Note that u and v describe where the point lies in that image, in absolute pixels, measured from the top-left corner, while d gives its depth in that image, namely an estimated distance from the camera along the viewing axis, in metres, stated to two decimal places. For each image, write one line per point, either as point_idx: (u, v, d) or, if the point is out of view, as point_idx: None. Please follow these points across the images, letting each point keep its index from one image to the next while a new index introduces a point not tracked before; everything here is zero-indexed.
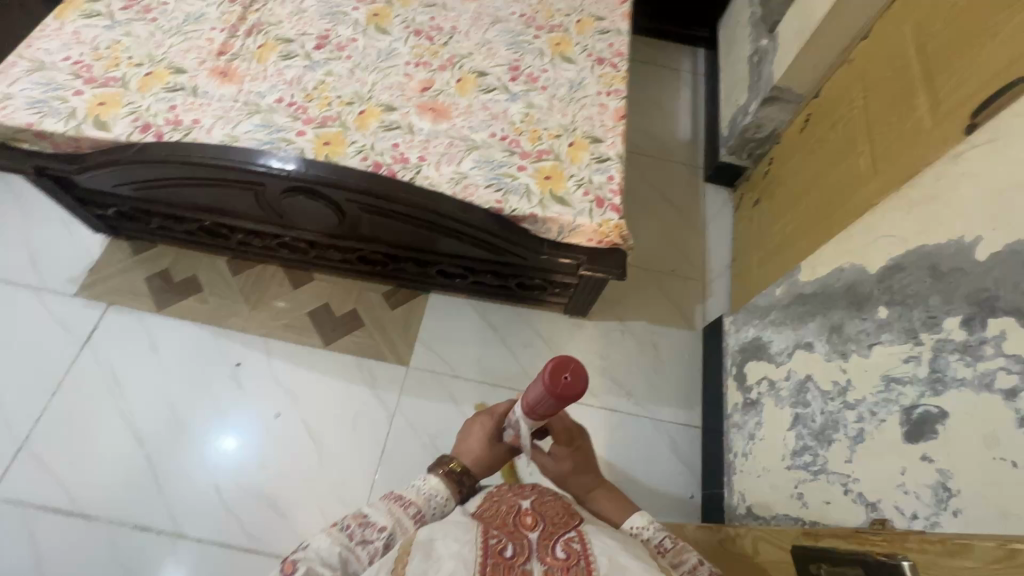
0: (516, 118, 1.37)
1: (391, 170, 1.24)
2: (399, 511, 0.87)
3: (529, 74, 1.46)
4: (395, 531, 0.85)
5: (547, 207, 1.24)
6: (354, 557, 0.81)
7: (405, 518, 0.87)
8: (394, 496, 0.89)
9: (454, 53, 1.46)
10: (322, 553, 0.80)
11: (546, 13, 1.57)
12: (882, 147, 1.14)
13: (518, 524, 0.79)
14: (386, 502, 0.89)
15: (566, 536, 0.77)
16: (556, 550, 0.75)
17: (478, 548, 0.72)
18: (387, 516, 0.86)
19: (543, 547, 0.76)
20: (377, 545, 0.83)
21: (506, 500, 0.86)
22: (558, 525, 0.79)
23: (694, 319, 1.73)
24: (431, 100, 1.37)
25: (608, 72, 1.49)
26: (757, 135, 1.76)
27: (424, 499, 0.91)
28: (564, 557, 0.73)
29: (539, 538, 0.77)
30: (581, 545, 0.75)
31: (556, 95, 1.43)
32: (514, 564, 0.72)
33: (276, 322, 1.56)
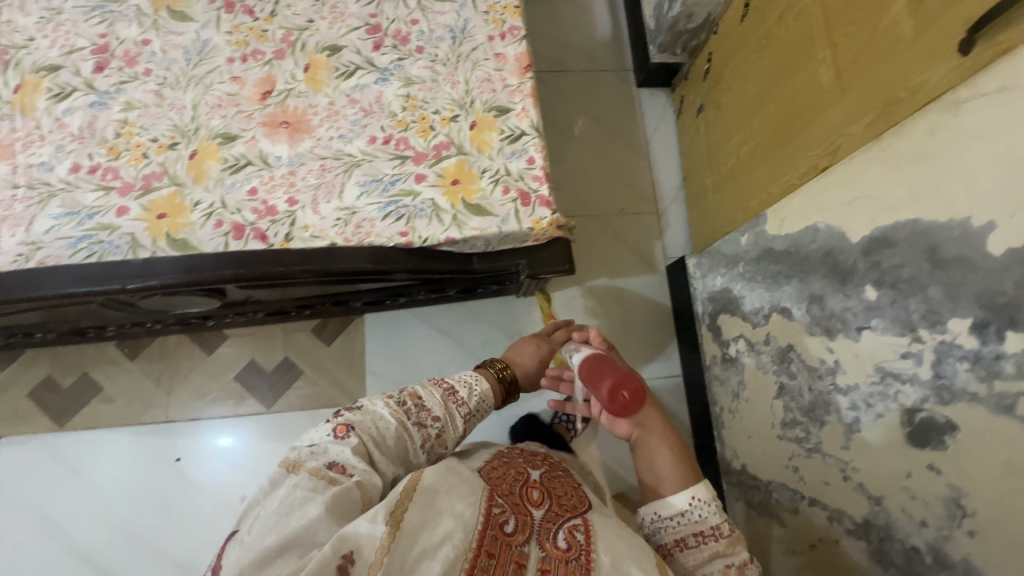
0: (394, 106, 1.06)
1: (257, 229, 0.96)
2: (453, 407, 0.83)
3: (395, 33, 1.11)
4: (446, 426, 0.81)
5: (464, 224, 1.00)
6: (405, 437, 0.78)
7: (457, 415, 0.83)
8: (450, 389, 0.84)
9: (288, 27, 1.09)
10: (378, 418, 0.78)
11: None
12: (848, 57, 0.91)
13: (520, 498, 0.74)
14: (438, 391, 0.84)
15: (569, 523, 0.71)
16: (558, 536, 0.69)
17: (481, 516, 0.66)
18: (442, 406, 0.82)
19: (545, 530, 0.70)
20: (428, 434, 0.80)
21: (513, 472, 0.79)
22: (565, 509, 0.74)
23: (656, 260, 1.59)
24: (279, 108, 1.04)
25: (495, 3, 1.14)
26: (690, 25, 1.45)
27: (477, 402, 0.86)
28: (565, 548, 0.67)
29: (542, 519, 0.71)
30: (585, 536, 0.68)
31: (438, 56, 1.10)
32: (512, 542, 0.66)
33: (203, 399, 1.37)
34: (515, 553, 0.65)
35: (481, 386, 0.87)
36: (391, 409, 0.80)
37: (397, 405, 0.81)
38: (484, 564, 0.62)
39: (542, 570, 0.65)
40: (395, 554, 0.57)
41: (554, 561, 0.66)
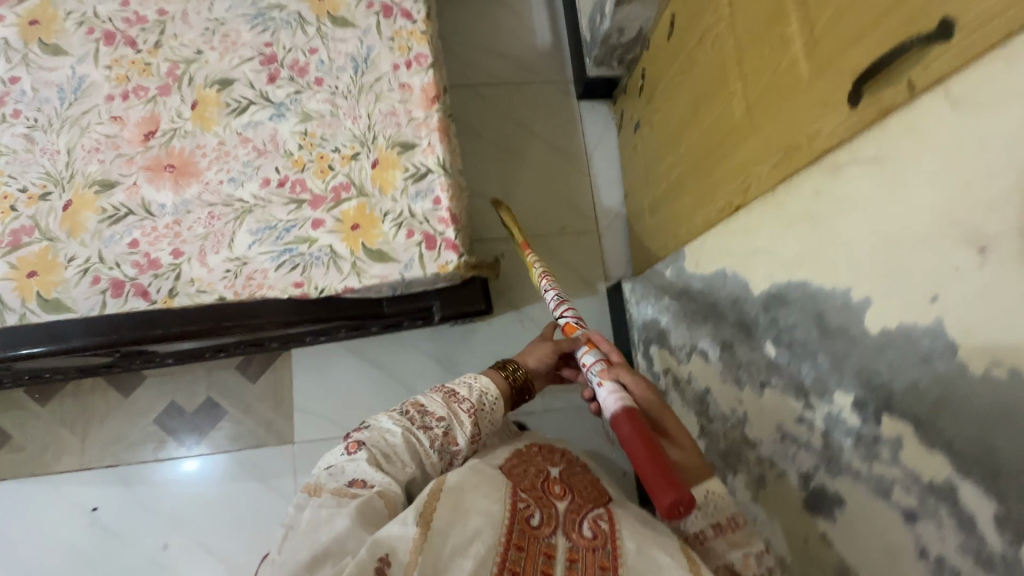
0: (291, 144, 1.00)
1: (137, 285, 0.90)
2: (455, 406, 0.80)
3: (292, 63, 1.04)
4: (452, 424, 0.78)
5: (364, 272, 0.95)
6: (414, 443, 0.76)
7: (462, 414, 0.79)
8: (450, 389, 0.82)
9: (174, 59, 1.01)
10: (386, 432, 0.77)
11: None
12: (757, 93, 0.86)
13: (542, 490, 0.73)
14: (440, 394, 0.82)
15: (592, 512, 0.72)
16: (583, 526, 0.69)
17: (505, 512, 0.67)
18: (444, 406, 0.79)
19: (569, 521, 0.70)
20: (436, 435, 0.77)
21: (535, 463, 0.78)
22: (588, 499, 0.74)
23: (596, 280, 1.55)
24: (163, 150, 0.97)
25: (402, 28, 1.08)
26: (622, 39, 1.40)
27: (480, 397, 0.82)
28: (591, 536, 0.68)
29: (566, 509, 0.72)
30: (608, 524, 0.69)
31: (339, 88, 1.03)
32: (539, 535, 0.67)
33: (121, 445, 1.32)
34: (543, 545, 0.66)
35: (479, 386, 0.82)
36: (393, 420, 0.78)
37: (401, 416, 0.79)
38: (514, 556, 0.63)
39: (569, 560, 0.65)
40: (428, 553, 0.59)
41: (581, 550, 0.66)
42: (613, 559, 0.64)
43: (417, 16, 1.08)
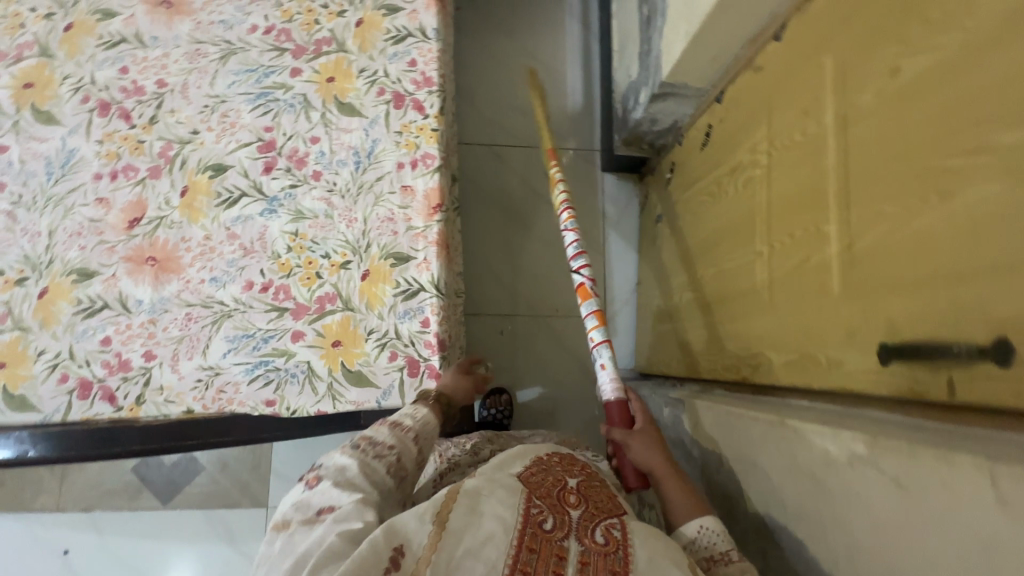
0: (279, 244, 0.94)
1: (105, 388, 0.87)
2: (403, 433, 0.75)
3: (290, 152, 0.98)
4: (403, 451, 0.73)
5: (340, 396, 0.90)
6: (372, 470, 0.68)
7: (411, 441, 0.75)
8: (395, 419, 0.77)
9: (168, 138, 0.96)
10: (343, 468, 0.67)
11: (307, 23, 1.02)
12: (781, 272, 0.78)
13: (558, 496, 0.62)
14: (387, 426, 0.76)
15: (608, 521, 0.60)
16: (596, 531, 0.58)
17: (518, 516, 0.57)
18: (393, 435, 0.74)
19: (583, 527, 0.59)
20: (390, 461, 0.71)
21: (553, 472, 0.66)
22: (604, 509, 0.62)
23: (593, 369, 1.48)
24: (147, 240, 0.92)
25: (412, 121, 1.00)
26: (654, 128, 1.30)
27: (425, 427, 0.80)
28: (603, 543, 0.57)
29: (580, 517, 0.60)
30: (624, 534, 0.59)
31: (337, 185, 0.97)
32: (552, 538, 0.56)
33: (97, 490, 1.32)
34: (556, 548, 0.55)
35: (422, 411, 0.80)
36: (346, 454, 0.69)
37: (354, 449, 0.70)
38: (524, 560, 0.54)
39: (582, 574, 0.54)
40: (442, 553, 0.53)
41: (593, 556, 0.56)
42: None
43: (429, 110, 1.01)
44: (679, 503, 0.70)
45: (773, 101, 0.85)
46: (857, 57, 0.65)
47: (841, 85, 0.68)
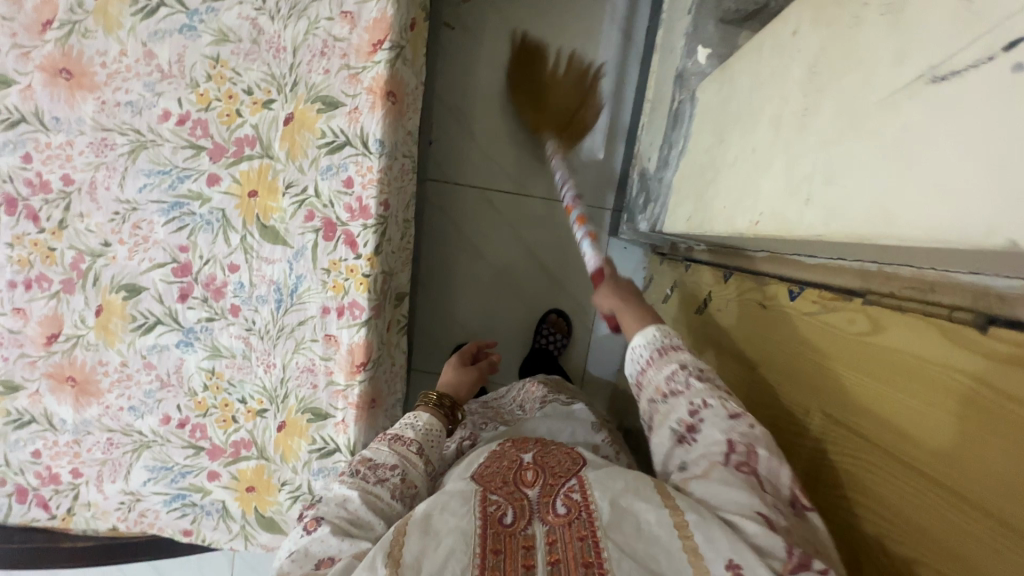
0: (196, 382, 0.89)
1: (39, 496, 0.92)
2: (405, 451, 0.67)
3: (207, 279, 0.87)
4: (408, 470, 0.65)
5: (252, 537, 0.92)
6: (375, 501, 0.60)
7: (413, 455, 0.66)
8: (393, 435, 0.69)
9: (79, 248, 0.87)
10: (344, 499, 0.60)
11: (227, 114, 0.83)
12: None
13: (514, 481, 0.53)
14: (386, 444, 0.68)
15: (567, 486, 0.50)
16: (556, 503, 0.49)
17: (471, 516, 0.48)
18: (395, 455, 0.66)
19: (542, 504, 0.50)
20: (394, 484, 0.63)
21: (505, 456, 0.57)
22: (560, 474, 0.52)
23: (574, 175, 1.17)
24: (66, 359, 0.89)
25: (341, 260, 0.85)
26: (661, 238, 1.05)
27: (427, 435, 0.70)
28: (565, 512, 0.48)
29: (540, 494, 0.51)
30: (585, 493, 0.49)
31: (255, 324, 0.88)
32: (514, 532, 0.48)
33: None
34: (520, 541, 0.47)
35: (423, 420, 0.72)
36: (347, 485, 0.62)
37: (353, 478, 0.63)
38: (490, 566, 0.44)
39: (551, 562, 0.45)
40: None
41: (560, 532, 0.47)
42: (598, 554, 0.44)
43: (363, 249, 0.84)
44: (631, 324, 0.70)
45: (760, 365, 0.67)
46: (851, 472, 0.48)
47: (816, 469, 0.53)
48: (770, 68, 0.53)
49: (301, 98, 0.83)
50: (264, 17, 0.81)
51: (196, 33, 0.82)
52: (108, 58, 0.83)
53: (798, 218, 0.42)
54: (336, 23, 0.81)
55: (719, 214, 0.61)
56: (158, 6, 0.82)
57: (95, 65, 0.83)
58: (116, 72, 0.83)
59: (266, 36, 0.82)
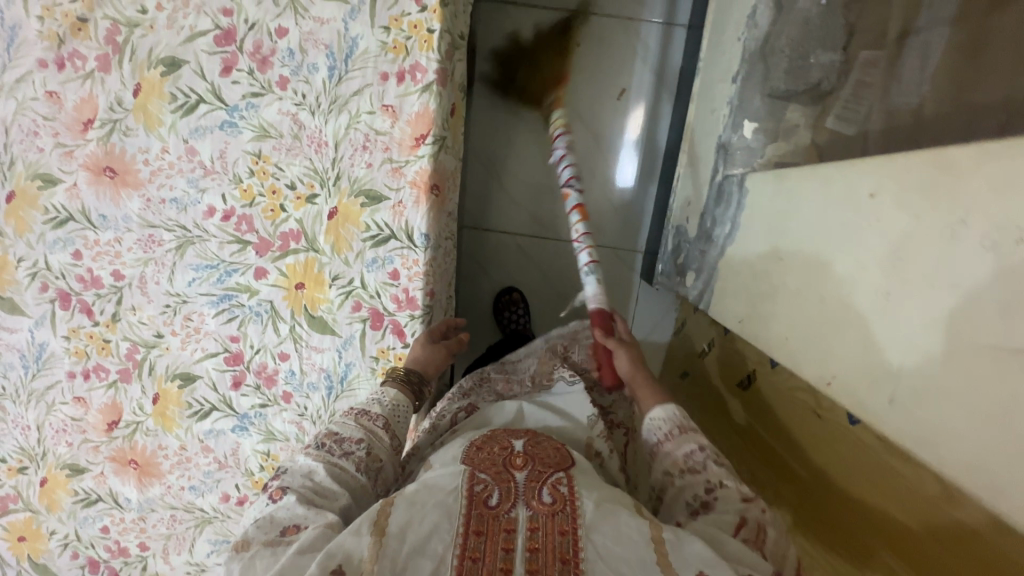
0: (252, 464, 0.92)
1: (111, 567, 0.98)
2: (370, 423, 0.65)
3: (259, 367, 0.89)
4: (374, 445, 0.63)
5: None
6: (340, 472, 0.59)
7: (380, 430, 0.65)
8: (359, 409, 0.67)
9: (133, 340, 0.89)
10: (309, 470, 0.59)
11: (271, 210, 0.83)
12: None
13: (503, 465, 0.54)
14: (353, 419, 0.66)
15: (554, 477, 0.53)
16: (543, 492, 0.51)
17: (459, 500, 0.50)
18: (358, 427, 0.64)
19: (529, 490, 0.51)
20: (359, 458, 0.61)
21: (496, 440, 0.58)
22: (549, 465, 0.54)
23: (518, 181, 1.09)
24: (127, 443, 0.92)
25: (390, 349, 0.86)
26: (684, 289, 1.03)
27: (392, 409, 0.69)
28: (550, 502, 0.50)
29: (526, 479, 0.53)
30: (572, 492, 0.51)
31: (306, 409, 0.90)
32: (497, 514, 0.49)
33: None
34: (504, 524, 0.48)
35: (390, 395, 0.70)
36: (312, 456, 0.61)
37: (317, 451, 0.62)
38: (472, 547, 0.46)
39: (530, 548, 0.46)
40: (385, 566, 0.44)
41: (542, 519, 0.48)
42: (575, 549, 0.46)
43: (410, 337, 0.85)
44: (647, 400, 0.71)
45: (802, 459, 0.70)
46: None
47: None
48: (838, 217, 0.53)
49: (344, 192, 0.82)
50: (305, 112, 0.80)
51: (236, 128, 0.81)
52: (150, 155, 0.83)
53: (876, 406, 0.44)
54: (377, 116, 0.79)
55: (782, 341, 0.61)
56: (198, 103, 0.81)
57: (138, 162, 0.83)
58: (159, 169, 0.83)
59: (307, 131, 0.81)
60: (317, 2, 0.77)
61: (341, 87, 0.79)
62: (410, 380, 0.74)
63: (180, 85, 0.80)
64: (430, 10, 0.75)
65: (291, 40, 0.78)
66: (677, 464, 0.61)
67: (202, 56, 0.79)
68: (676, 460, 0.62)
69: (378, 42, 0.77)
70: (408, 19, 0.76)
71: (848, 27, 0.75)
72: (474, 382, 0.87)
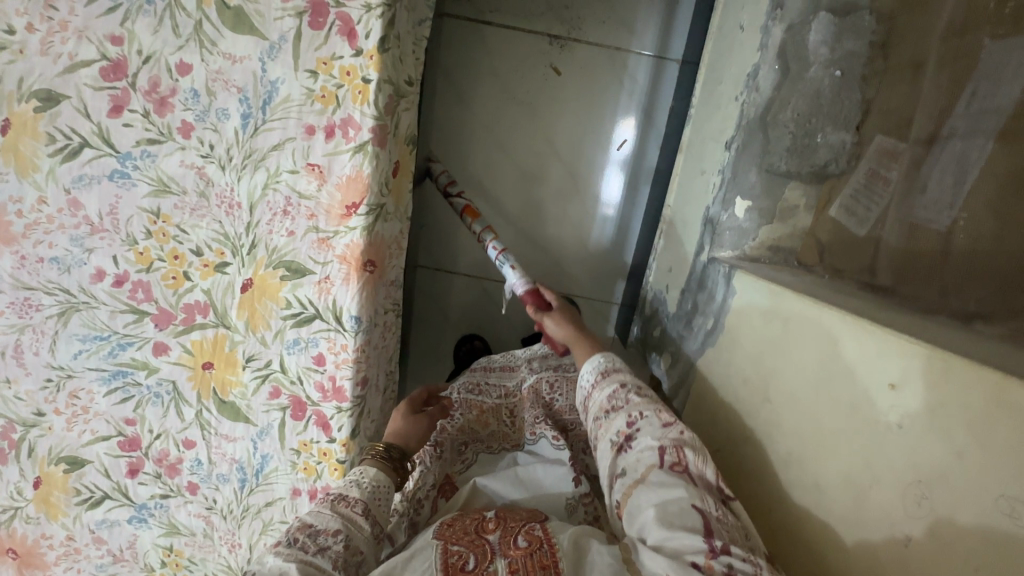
0: (152, 558, 0.80)
1: None
2: (349, 509, 0.53)
3: (159, 454, 0.76)
4: (353, 534, 0.51)
5: None
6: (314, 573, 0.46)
7: (360, 517, 0.52)
8: (334, 494, 0.54)
9: (9, 417, 0.75)
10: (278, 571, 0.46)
11: (172, 277, 0.70)
12: None
13: (475, 530, 0.49)
14: (328, 506, 0.53)
15: (527, 526, 0.48)
16: (517, 538, 0.46)
17: (434, 569, 0.43)
18: (332, 513, 0.53)
19: (505, 542, 0.46)
20: (337, 553, 0.49)
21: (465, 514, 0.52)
22: (520, 520, 0.50)
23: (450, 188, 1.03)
24: (3, 530, 0.79)
25: (314, 442, 0.74)
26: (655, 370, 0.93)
27: (375, 492, 0.55)
28: (526, 544, 0.45)
29: (500, 536, 0.47)
30: (547, 530, 0.47)
31: (215, 503, 0.77)
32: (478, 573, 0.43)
33: None
34: None
35: (370, 474, 0.57)
36: (282, 555, 0.47)
37: (288, 548, 0.48)
38: None
39: None
40: None
41: (521, 561, 0.43)
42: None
43: (336, 432, 0.73)
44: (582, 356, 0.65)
45: None
46: None
47: None
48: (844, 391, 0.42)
49: (261, 262, 0.69)
50: (212, 165, 0.66)
51: (130, 180, 0.67)
52: (24, 206, 0.68)
53: None
54: (300, 176, 0.66)
55: (768, 508, 0.52)
56: (82, 147, 0.66)
57: (9, 213, 0.69)
58: (35, 223, 0.69)
59: (216, 188, 0.67)
60: (228, 35, 0.63)
61: (257, 139, 0.65)
62: (394, 454, 0.60)
63: (59, 125, 0.66)
64: (366, 54, 0.61)
65: (195, 79, 0.64)
66: (603, 408, 0.57)
67: (85, 91, 0.64)
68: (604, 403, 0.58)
69: (303, 88, 0.63)
70: (340, 63, 0.62)
71: (866, 104, 0.64)
72: (448, 425, 0.72)
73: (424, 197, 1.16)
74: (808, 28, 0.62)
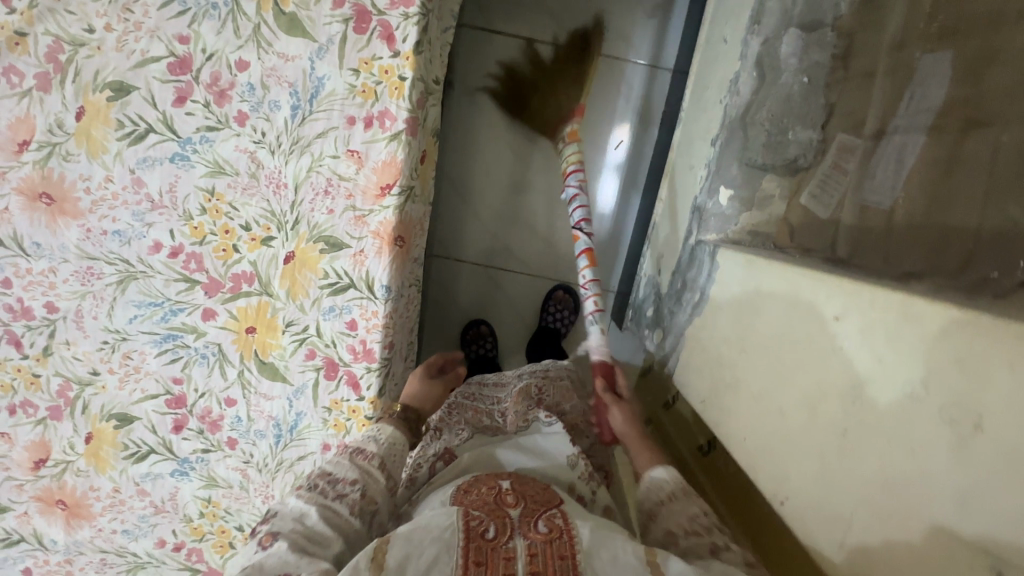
0: (191, 509, 0.88)
1: None
2: (365, 463, 0.61)
3: (202, 412, 0.84)
4: (369, 485, 0.59)
5: None
6: (334, 517, 0.55)
7: (375, 469, 0.61)
8: (355, 448, 0.63)
9: (66, 376, 0.83)
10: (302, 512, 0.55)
11: (223, 249, 0.79)
12: None
13: (496, 502, 0.54)
14: (346, 458, 0.62)
15: (548, 512, 0.53)
16: (538, 523, 0.51)
17: (457, 531, 0.49)
18: (353, 466, 0.60)
19: (527, 522, 0.51)
20: (354, 500, 0.57)
21: (486, 484, 0.58)
22: (540, 502, 0.55)
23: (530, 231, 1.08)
24: (55, 482, 0.87)
25: (345, 401, 0.82)
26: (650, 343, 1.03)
27: (387, 447, 0.65)
28: (547, 530, 0.50)
29: (521, 514, 0.53)
30: (567, 521, 0.52)
31: (252, 457, 0.86)
32: (497, 547, 0.49)
33: None
34: (503, 553, 0.48)
35: (385, 432, 0.66)
36: (305, 498, 0.56)
37: (311, 492, 0.57)
38: None
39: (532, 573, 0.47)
40: None
41: (541, 544, 0.49)
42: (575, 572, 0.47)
43: (366, 391, 0.82)
44: (643, 456, 0.69)
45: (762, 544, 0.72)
46: None
47: None
48: (801, 327, 0.52)
49: (303, 236, 0.78)
50: (264, 150, 0.75)
51: (188, 162, 0.76)
52: (92, 184, 0.77)
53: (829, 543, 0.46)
54: (341, 161, 0.75)
55: (741, 437, 0.60)
56: (147, 133, 0.75)
57: (78, 190, 0.77)
58: (101, 199, 0.77)
59: (265, 171, 0.76)
60: (282, 37, 0.72)
61: (304, 128, 0.75)
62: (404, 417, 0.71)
63: (128, 112, 0.75)
64: (402, 56, 0.71)
65: (252, 75, 0.73)
66: (665, 505, 0.61)
67: (154, 83, 0.74)
68: (668, 504, 0.61)
69: (346, 84, 0.73)
70: (379, 63, 0.72)
71: (829, 106, 0.75)
72: (447, 415, 0.80)
73: (437, 191, 1.26)
74: (782, 42, 0.75)
